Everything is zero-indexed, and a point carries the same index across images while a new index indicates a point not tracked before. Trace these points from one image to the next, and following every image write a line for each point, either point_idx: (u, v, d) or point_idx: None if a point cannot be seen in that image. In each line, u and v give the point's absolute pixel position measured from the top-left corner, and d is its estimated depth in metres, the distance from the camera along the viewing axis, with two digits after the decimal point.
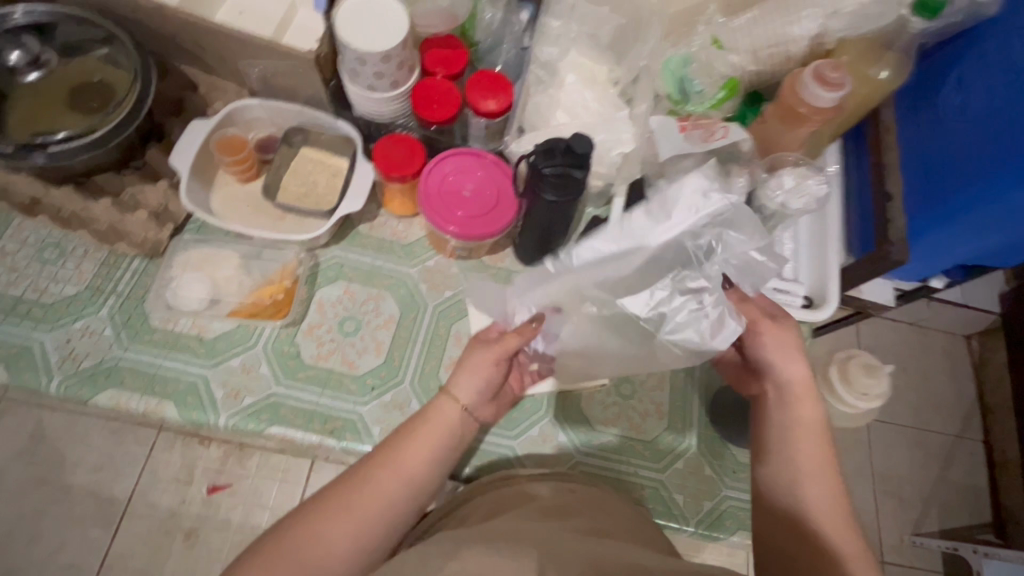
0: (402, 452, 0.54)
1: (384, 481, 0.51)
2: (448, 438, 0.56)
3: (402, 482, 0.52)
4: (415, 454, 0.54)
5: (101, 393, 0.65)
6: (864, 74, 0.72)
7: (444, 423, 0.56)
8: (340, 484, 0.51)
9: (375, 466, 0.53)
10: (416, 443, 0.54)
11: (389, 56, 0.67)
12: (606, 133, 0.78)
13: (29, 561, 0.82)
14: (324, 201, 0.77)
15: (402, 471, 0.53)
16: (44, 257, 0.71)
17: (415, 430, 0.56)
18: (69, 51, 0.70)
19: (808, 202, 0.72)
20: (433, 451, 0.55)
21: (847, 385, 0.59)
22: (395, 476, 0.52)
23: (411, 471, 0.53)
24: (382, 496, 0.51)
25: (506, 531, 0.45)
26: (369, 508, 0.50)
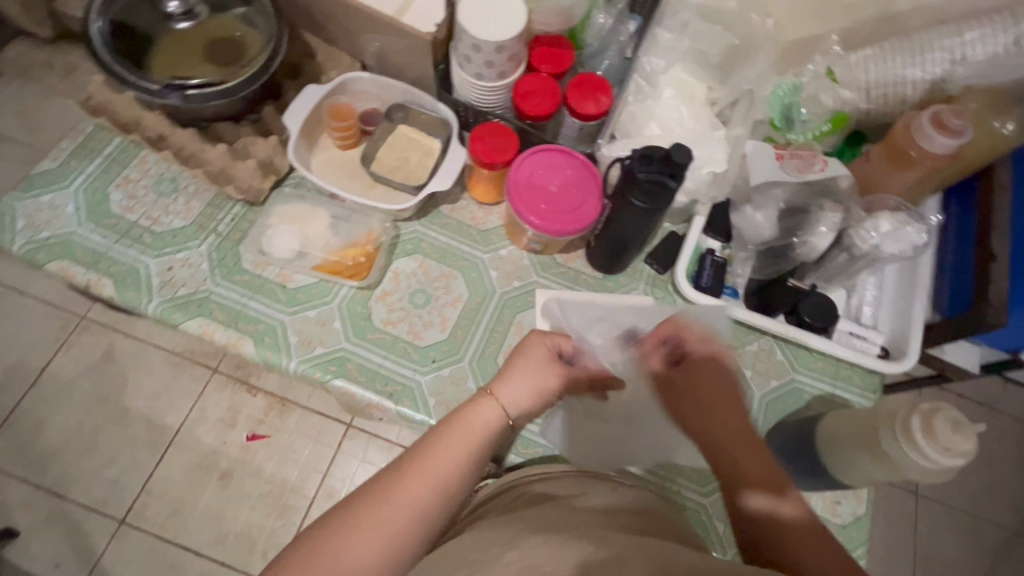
0: (432, 457, 0.51)
1: (412, 494, 0.49)
2: (484, 442, 0.54)
3: (432, 491, 0.49)
4: (447, 460, 0.51)
5: (191, 319, 0.70)
6: (987, 126, 0.68)
7: (483, 425, 0.54)
8: (362, 498, 0.48)
9: (405, 473, 0.50)
10: (448, 450, 0.52)
11: (502, 47, 0.69)
12: (700, 150, 0.76)
13: (94, 462, 1.10)
14: (414, 177, 0.80)
15: (433, 478, 0.50)
16: (161, 189, 0.77)
17: (448, 435, 0.53)
18: (214, 7, 0.76)
19: (904, 249, 0.68)
20: (470, 453, 0.53)
21: (922, 440, 0.51)
22: (424, 486, 0.49)
23: (444, 480, 0.50)
24: (412, 506, 0.48)
25: (547, 522, 0.48)
26: (400, 519, 0.48)
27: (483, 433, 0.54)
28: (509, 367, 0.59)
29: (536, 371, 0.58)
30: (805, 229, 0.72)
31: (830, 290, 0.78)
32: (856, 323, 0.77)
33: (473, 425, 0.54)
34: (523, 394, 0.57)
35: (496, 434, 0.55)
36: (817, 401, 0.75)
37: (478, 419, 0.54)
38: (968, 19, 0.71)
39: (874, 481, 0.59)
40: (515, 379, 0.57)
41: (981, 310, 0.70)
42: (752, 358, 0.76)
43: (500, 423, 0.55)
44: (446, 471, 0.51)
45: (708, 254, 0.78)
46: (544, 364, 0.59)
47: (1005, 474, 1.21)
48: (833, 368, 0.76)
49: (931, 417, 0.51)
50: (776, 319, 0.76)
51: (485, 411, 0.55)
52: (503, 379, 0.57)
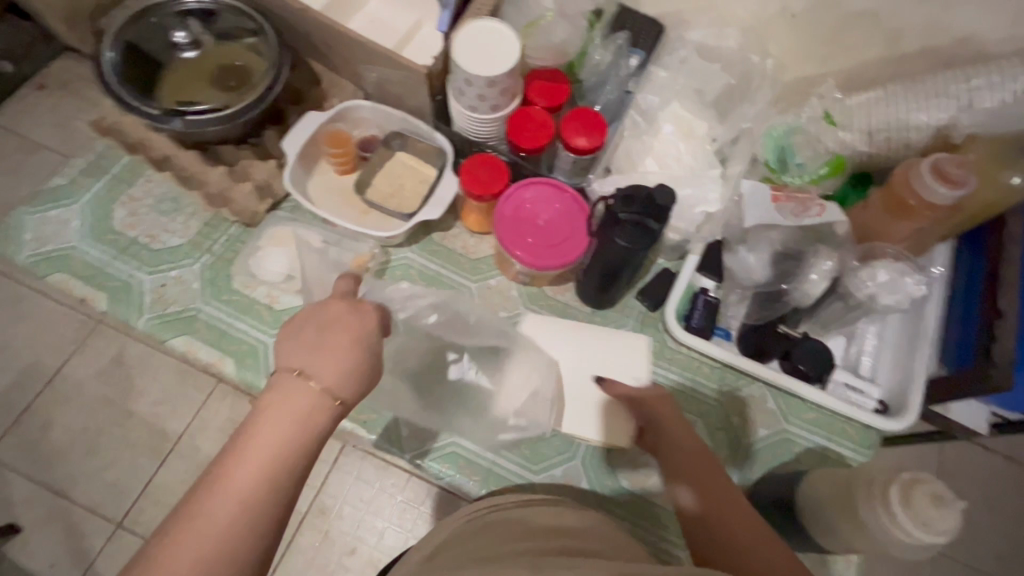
0: (224, 484, 0.41)
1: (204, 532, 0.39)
2: (292, 451, 0.44)
3: (234, 522, 0.40)
4: (235, 496, 0.41)
5: (177, 337, 0.72)
6: (993, 178, 0.66)
7: (262, 461, 0.43)
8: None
9: (191, 513, 0.40)
10: (191, 531, 0.39)
11: (494, 82, 0.70)
12: (692, 188, 0.75)
13: (95, 465, 1.12)
14: (406, 204, 0.81)
15: (225, 514, 0.40)
16: (162, 208, 0.80)
17: (197, 513, 0.40)
18: (222, 37, 0.79)
19: (902, 300, 0.66)
20: (247, 506, 0.41)
21: (900, 512, 0.48)
22: (226, 523, 0.40)
23: (246, 504, 0.41)
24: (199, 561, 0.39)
25: (502, 557, 0.48)
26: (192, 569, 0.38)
27: (291, 432, 0.44)
28: (293, 379, 0.46)
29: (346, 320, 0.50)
30: (797, 276, 0.70)
31: (828, 336, 0.75)
32: (855, 374, 0.74)
33: (227, 480, 0.42)
34: (327, 362, 0.47)
35: (317, 426, 0.45)
36: (808, 455, 0.72)
37: (280, 418, 0.44)
38: (979, 64, 0.68)
39: (852, 549, 0.56)
40: (327, 342, 0.48)
41: (987, 368, 0.66)
42: (741, 405, 0.74)
43: (314, 414, 0.46)
44: (191, 564, 0.39)
45: (699, 293, 0.76)
46: (308, 381, 0.46)
47: None
48: (827, 421, 0.73)
49: (910, 488, 0.48)
50: (766, 364, 0.73)
51: (288, 401, 0.45)
52: (261, 422, 0.44)
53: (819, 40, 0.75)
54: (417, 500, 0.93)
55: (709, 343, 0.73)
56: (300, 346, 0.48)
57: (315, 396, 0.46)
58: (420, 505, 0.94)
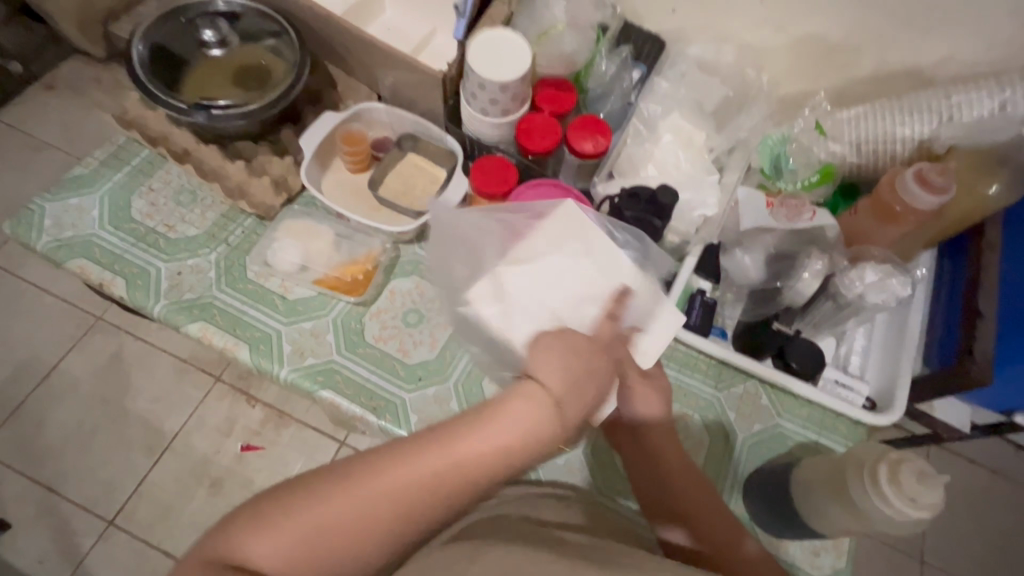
0: (462, 442, 0.44)
1: (431, 472, 0.43)
2: (519, 454, 0.45)
3: (449, 485, 0.43)
4: (463, 456, 0.44)
5: (193, 322, 0.74)
6: (973, 188, 0.70)
7: (473, 461, 0.44)
8: (304, 490, 0.43)
9: (429, 450, 0.44)
10: (393, 481, 0.43)
11: (506, 86, 0.74)
12: (691, 193, 0.79)
13: (91, 461, 1.12)
14: (418, 204, 0.85)
15: (452, 467, 0.44)
16: (180, 200, 0.82)
17: (428, 454, 0.44)
18: (247, 38, 0.83)
19: (888, 300, 0.70)
20: (464, 477, 0.44)
21: (886, 489, 0.51)
22: (447, 480, 0.43)
23: (464, 477, 0.44)
24: (411, 493, 0.43)
25: (518, 538, 0.50)
26: (405, 494, 0.43)
27: (528, 432, 0.45)
28: (535, 390, 0.46)
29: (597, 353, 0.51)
30: (791, 274, 0.74)
31: (819, 336, 0.78)
32: (842, 372, 0.77)
33: (428, 449, 0.44)
34: (583, 385, 0.48)
35: (548, 448, 0.46)
36: (801, 448, 0.74)
37: (528, 415, 0.45)
38: (957, 83, 0.73)
39: (845, 530, 0.58)
40: (584, 374, 0.48)
41: (967, 365, 0.70)
42: (737, 401, 0.76)
43: (549, 427, 0.45)
44: (406, 492, 0.43)
45: (697, 293, 0.78)
46: (548, 403, 0.45)
47: (1017, 544, 1.15)
48: (819, 417, 0.76)
49: (898, 466, 0.52)
50: (762, 362, 0.76)
51: (530, 399, 0.46)
52: (502, 408, 0.45)
53: (810, 58, 0.81)
54: None
55: (706, 339, 0.76)
56: (556, 353, 0.48)
57: (554, 410, 0.46)
58: None
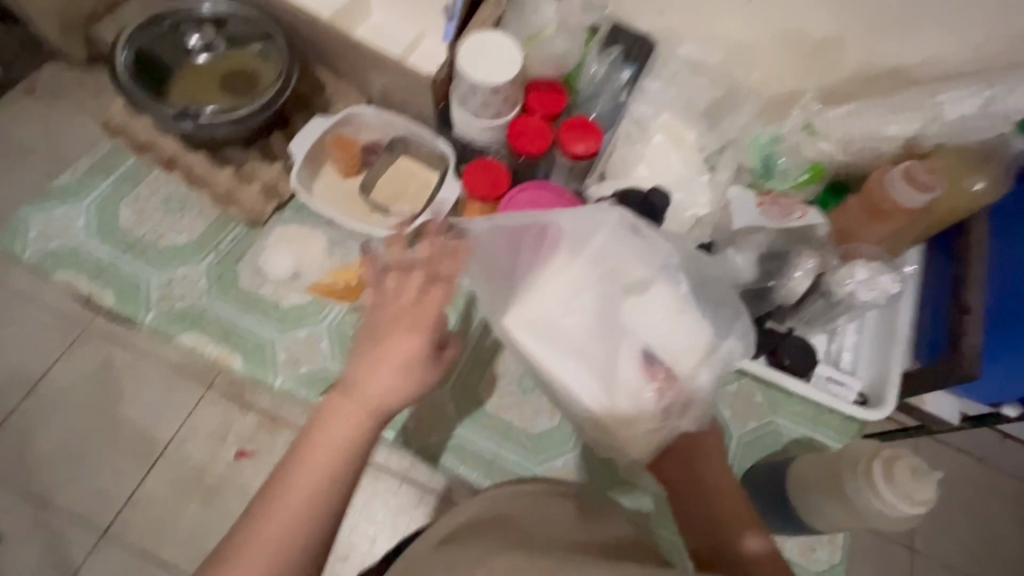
0: (320, 438, 0.49)
1: (311, 471, 0.48)
2: (342, 461, 0.49)
3: (318, 488, 0.48)
4: (327, 443, 0.49)
5: (187, 332, 0.73)
6: (959, 184, 0.71)
7: (332, 440, 0.49)
8: (226, 548, 0.46)
9: (299, 459, 0.48)
10: (281, 503, 0.47)
11: (498, 89, 0.74)
12: (682, 193, 0.84)
13: (84, 472, 1.11)
14: (409, 207, 0.84)
15: (319, 462, 0.48)
16: (168, 208, 0.81)
17: (309, 457, 0.48)
18: (233, 42, 0.82)
19: (878, 297, 0.71)
20: (323, 476, 0.48)
21: (879, 486, 0.52)
22: (320, 471, 0.48)
23: (328, 480, 0.48)
24: (298, 513, 0.47)
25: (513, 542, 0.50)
26: (298, 505, 0.47)
27: (354, 423, 0.50)
28: (394, 369, 0.51)
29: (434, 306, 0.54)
30: (783, 273, 0.74)
31: (811, 333, 0.79)
32: (836, 368, 0.78)
33: (324, 439, 0.49)
34: (390, 367, 0.51)
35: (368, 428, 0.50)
36: (795, 444, 0.75)
37: (360, 396, 0.51)
38: (944, 80, 0.74)
39: (839, 526, 0.59)
40: (402, 326, 0.52)
41: (955, 359, 0.70)
42: (731, 399, 0.77)
43: (373, 407, 0.50)
44: (298, 508, 0.47)
45: None
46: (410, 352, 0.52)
47: (1004, 530, 1.18)
48: (812, 413, 0.77)
49: (891, 463, 0.52)
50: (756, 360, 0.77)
51: (380, 377, 0.51)
52: (325, 414, 0.50)
53: (798, 58, 0.81)
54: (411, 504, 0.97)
55: None
56: (393, 348, 0.52)
57: (402, 382, 0.52)
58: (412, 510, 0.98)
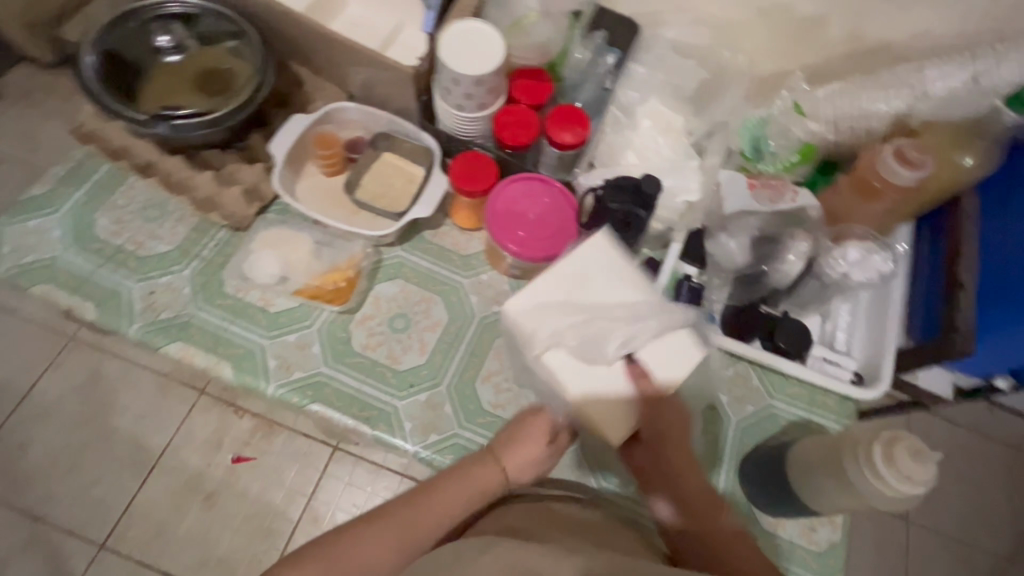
0: (439, 495, 0.59)
1: (425, 518, 0.57)
2: (453, 512, 0.59)
3: (429, 533, 0.57)
4: (438, 507, 0.58)
5: (172, 343, 0.71)
6: (950, 159, 0.71)
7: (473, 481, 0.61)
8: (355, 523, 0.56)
9: (411, 504, 0.58)
10: (396, 527, 0.56)
11: (481, 80, 0.72)
12: (674, 179, 0.80)
13: (69, 489, 1.04)
14: (396, 204, 0.82)
15: (431, 519, 0.57)
16: (147, 215, 0.79)
17: (424, 507, 0.58)
18: (206, 41, 0.79)
19: (872, 276, 0.71)
20: (438, 517, 0.58)
21: (882, 468, 0.52)
22: (425, 527, 0.57)
23: (438, 524, 0.57)
24: (400, 540, 0.55)
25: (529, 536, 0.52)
26: (410, 534, 0.56)
27: (473, 496, 0.60)
28: (492, 464, 0.62)
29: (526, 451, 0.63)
30: (776, 257, 0.74)
31: (805, 315, 0.79)
32: (830, 348, 0.78)
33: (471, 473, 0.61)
34: (525, 462, 0.63)
35: (495, 494, 0.61)
36: (792, 426, 0.75)
37: (481, 479, 0.61)
38: (932, 55, 0.74)
39: (837, 506, 0.60)
40: (520, 444, 0.63)
41: (949, 335, 0.71)
42: (728, 384, 0.77)
43: (496, 487, 0.61)
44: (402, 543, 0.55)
45: (684, 279, 0.77)
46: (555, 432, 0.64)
47: (995, 498, 1.20)
48: (808, 395, 0.77)
49: (892, 446, 0.52)
50: (753, 344, 0.76)
51: (490, 470, 0.62)
52: (456, 471, 0.61)
53: (785, 37, 0.80)
54: None
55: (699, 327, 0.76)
56: (520, 443, 0.63)
57: (506, 481, 0.62)
58: None
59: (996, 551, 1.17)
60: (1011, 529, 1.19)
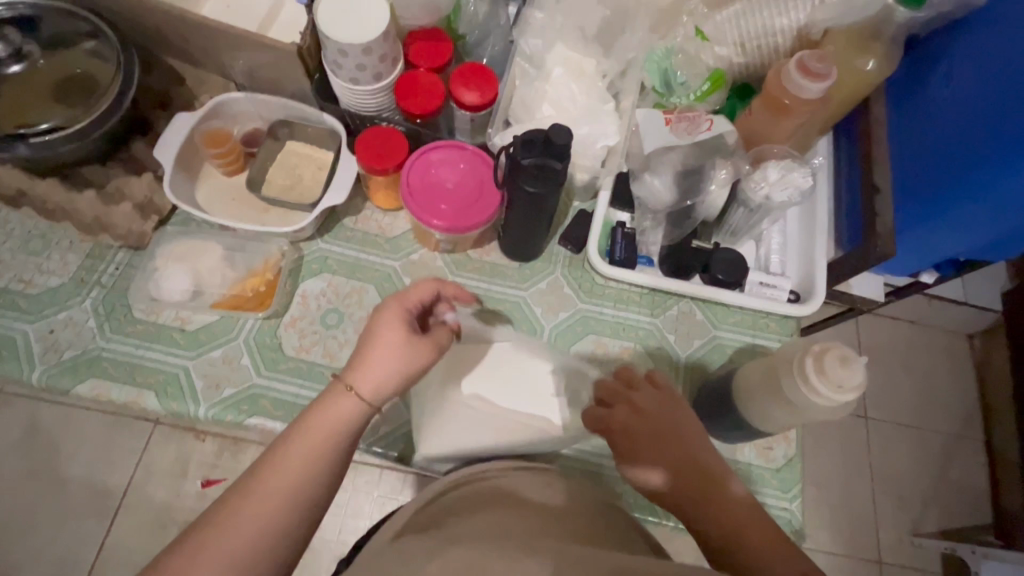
0: (288, 450, 0.47)
1: (279, 483, 0.45)
2: (316, 469, 0.46)
3: (284, 506, 0.45)
4: (292, 467, 0.46)
5: (82, 382, 0.66)
6: (852, 65, 0.71)
7: (324, 431, 0.48)
8: (214, 514, 0.44)
9: (254, 482, 0.45)
10: (247, 514, 0.43)
11: (369, 48, 0.66)
12: (589, 126, 0.75)
13: (25, 557, 0.94)
14: (308, 193, 0.77)
15: (286, 480, 0.45)
16: (30, 248, 0.73)
17: (274, 469, 0.46)
18: (56, 46, 0.71)
19: (793, 194, 0.71)
20: (300, 479, 0.46)
21: (817, 381, 0.53)
22: (279, 495, 0.45)
23: (296, 489, 0.45)
24: (257, 524, 0.43)
25: (482, 531, 0.45)
26: (265, 513, 0.44)
27: (330, 429, 0.48)
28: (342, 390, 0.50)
29: (386, 352, 0.52)
30: (698, 190, 0.74)
31: (738, 243, 0.80)
32: (767, 272, 0.78)
33: (317, 431, 0.48)
34: (382, 378, 0.51)
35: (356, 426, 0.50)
36: (738, 352, 0.77)
37: (334, 415, 0.49)
38: None
39: (788, 425, 0.61)
40: (370, 357, 0.52)
41: (873, 241, 0.72)
42: (673, 322, 0.78)
43: (358, 415, 0.50)
44: (257, 525, 0.43)
45: (617, 227, 0.79)
46: (404, 342, 0.52)
47: (944, 383, 1.28)
48: (751, 319, 0.78)
49: (822, 356, 0.54)
50: (690, 280, 0.77)
51: (341, 401, 0.50)
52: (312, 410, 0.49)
53: None
54: (395, 491, 0.96)
55: (634, 271, 0.76)
56: (373, 356, 0.52)
57: (367, 406, 0.50)
58: (398, 495, 0.96)
59: (951, 431, 1.25)
60: (961, 408, 1.27)
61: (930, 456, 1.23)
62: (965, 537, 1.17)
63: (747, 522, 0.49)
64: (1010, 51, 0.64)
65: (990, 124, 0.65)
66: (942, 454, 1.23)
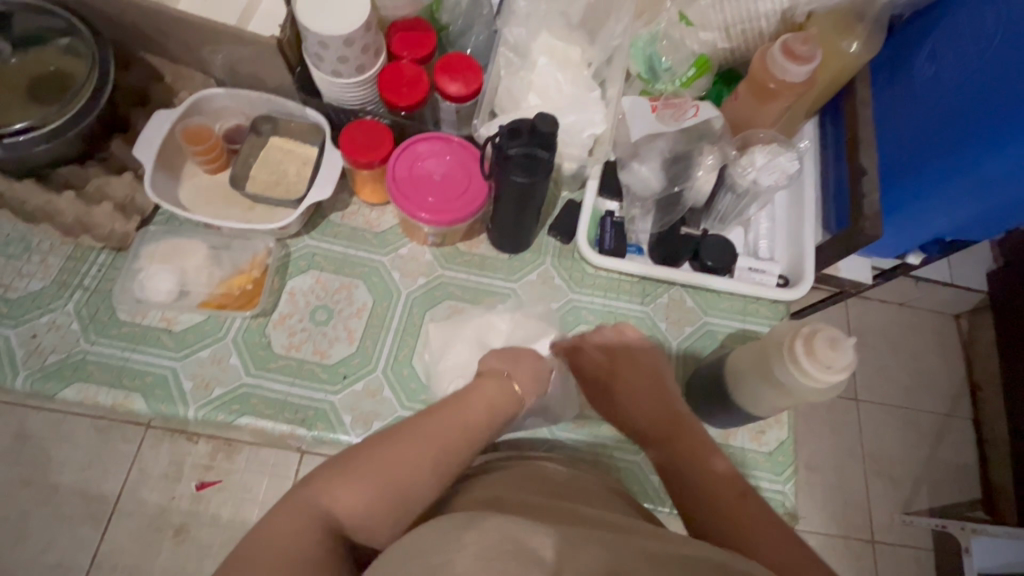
0: (436, 415, 0.51)
1: (435, 438, 0.49)
2: (470, 438, 0.51)
3: (439, 460, 0.48)
4: (446, 430, 0.50)
5: (68, 387, 0.65)
6: (836, 48, 0.71)
7: (475, 411, 0.53)
8: (368, 446, 0.48)
9: (407, 431, 0.49)
10: (398, 454, 0.47)
11: (351, 39, 0.65)
12: (576, 115, 0.75)
13: (18, 563, 0.93)
14: (293, 190, 0.76)
15: (444, 438, 0.49)
16: (9, 252, 0.71)
17: (431, 424, 0.50)
18: (27, 42, 0.69)
19: (779, 178, 0.71)
20: (455, 442, 0.50)
21: (807, 362, 0.54)
22: (433, 450, 0.48)
23: (449, 448, 0.49)
24: (416, 465, 0.47)
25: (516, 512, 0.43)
26: (427, 460, 0.48)
27: (486, 409, 0.53)
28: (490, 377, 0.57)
29: (525, 359, 0.60)
30: (685, 176, 0.75)
31: (727, 229, 0.80)
32: (756, 257, 0.78)
33: (468, 404, 0.53)
34: (533, 381, 0.59)
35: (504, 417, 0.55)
36: (729, 338, 0.77)
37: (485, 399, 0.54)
38: None
39: (780, 408, 0.62)
40: (515, 363, 0.60)
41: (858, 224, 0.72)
42: (664, 310, 0.78)
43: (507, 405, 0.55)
44: (418, 466, 0.47)
45: (606, 216, 0.79)
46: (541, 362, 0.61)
47: (932, 363, 1.30)
48: (740, 305, 0.78)
49: (812, 338, 0.54)
50: (680, 267, 0.77)
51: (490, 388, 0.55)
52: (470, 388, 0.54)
53: None
54: None
55: (623, 260, 0.76)
56: (516, 360, 0.60)
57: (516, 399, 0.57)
58: None
59: (940, 410, 1.27)
60: (949, 387, 1.29)
61: (920, 435, 1.25)
62: (955, 514, 1.19)
63: (734, 498, 0.50)
64: (990, 29, 0.64)
65: (976, 100, 0.65)
66: (931, 433, 1.25)
